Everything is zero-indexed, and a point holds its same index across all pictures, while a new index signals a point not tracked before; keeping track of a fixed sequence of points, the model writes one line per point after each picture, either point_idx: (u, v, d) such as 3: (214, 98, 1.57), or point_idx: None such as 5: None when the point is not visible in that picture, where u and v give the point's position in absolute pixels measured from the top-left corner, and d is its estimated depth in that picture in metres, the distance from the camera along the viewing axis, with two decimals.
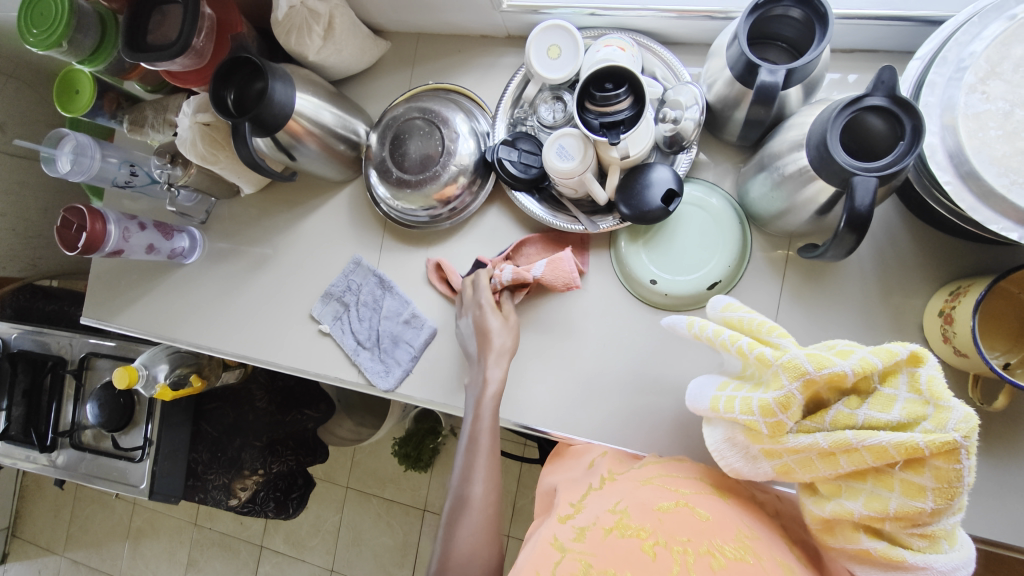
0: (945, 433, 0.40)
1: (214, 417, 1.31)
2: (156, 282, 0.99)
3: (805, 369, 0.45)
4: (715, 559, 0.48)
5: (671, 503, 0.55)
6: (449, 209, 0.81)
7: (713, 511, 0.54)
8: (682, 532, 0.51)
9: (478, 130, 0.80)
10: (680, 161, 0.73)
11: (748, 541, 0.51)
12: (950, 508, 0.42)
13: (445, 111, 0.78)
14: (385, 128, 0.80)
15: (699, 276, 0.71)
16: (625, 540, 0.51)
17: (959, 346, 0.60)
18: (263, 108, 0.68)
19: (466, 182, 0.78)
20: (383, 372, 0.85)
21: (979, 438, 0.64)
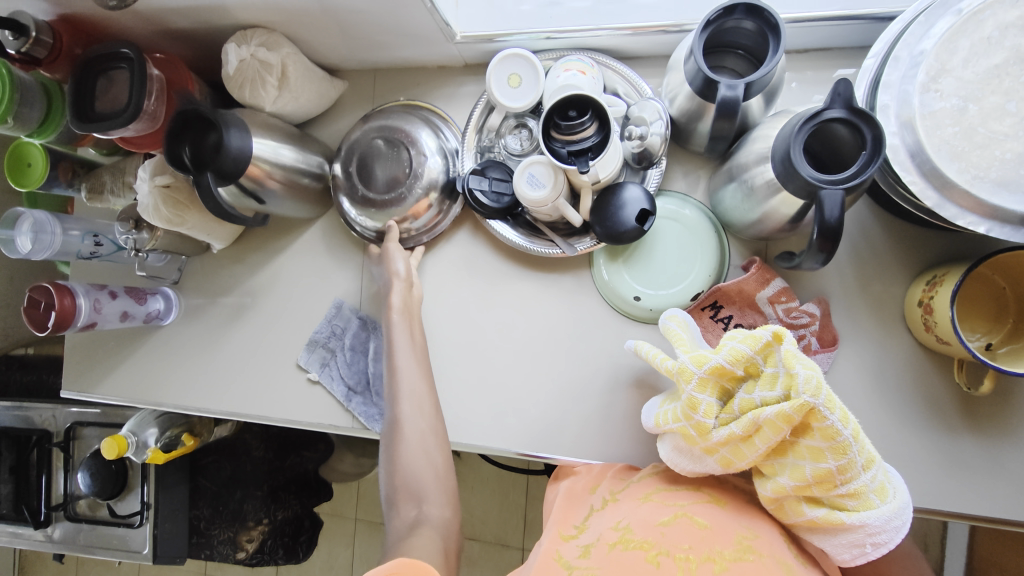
0: (799, 398, 0.45)
1: (212, 471, 1.28)
2: (135, 347, 0.96)
3: (692, 372, 0.54)
4: (716, 564, 0.49)
5: (670, 515, 0.56)
6: (424, 225, 0.80)
7: (712, 518, 0.55)
8: (683, 541, 0.52)
9: (446, 146, 0.79)
10: (650, 176, 0.73)
11: (748, 541, 0.52)
12: (855, 460, 0.46)
13: (412, 127, 0.77)
14: (352, 147, 0.78)
15: (681, 288, 0.72)
16: (629, 553, 0.52)
17: (941, 334, 0.61)
18: (221, 159, 0.65)
19: (438, 197, 0.78)
20: (378, 416, 0.84)
21: (972, 421, 0.65)
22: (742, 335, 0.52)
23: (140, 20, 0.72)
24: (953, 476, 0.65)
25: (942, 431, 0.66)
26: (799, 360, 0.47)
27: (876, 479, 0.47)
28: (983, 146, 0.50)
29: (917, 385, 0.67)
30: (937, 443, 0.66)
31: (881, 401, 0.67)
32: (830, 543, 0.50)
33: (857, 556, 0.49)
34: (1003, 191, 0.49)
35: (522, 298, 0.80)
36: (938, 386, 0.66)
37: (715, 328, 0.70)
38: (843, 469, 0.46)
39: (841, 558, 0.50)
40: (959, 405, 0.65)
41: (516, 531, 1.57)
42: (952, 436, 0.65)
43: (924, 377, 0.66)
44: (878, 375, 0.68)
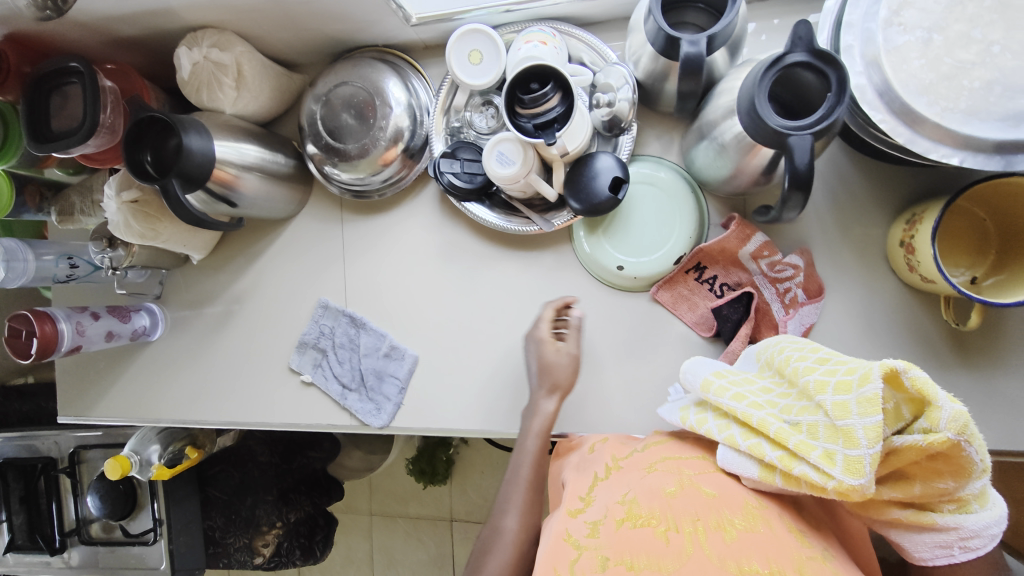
0: (938, 433, 0.41)
1: (220, 481, 1.28)
2: (126, 366, 0.96)
3: (858, 486, 0.43)
4: (726, 533, 0.49)
5: (676, 485, 0.55)
6: (392, 176, 0.79)
7: (718, 487, 0.54)
8: (691, 512, 0.52)
9: (417, 103, 0.77)
10: (623, 143, 0.72)
11: (757, 510, 0.51)
12: (974, 474, 0.43)
13: (379, 79, 0.75)
14: (320, 98, 0.77)
15: (662, 254, 0.71)
16: (638, 531, 0.52)
17: (925, 273, 0.61)
18: (183, 161, 0.64)
19: (406, 146, 0.77)
20: (375, 411, 0.83)
21: (962, 356, 0.65)
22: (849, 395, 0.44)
23: (86, 31, 0.70)
24: None
25: (934, 369, 0.66)
26: (940, 391, 0.41)
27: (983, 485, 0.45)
28: (951, 76, 0.49)
29: (907, 327, 0.66)
30: (930, 382, 0.66)
31: (873, 345, 0.67)
32: (913, 540, 0.49)
33: (938, 556, 0.48)
34: (975, 121, 0.48)
35: (505, 279, 0.80)
36: (926, 325, 0.66)
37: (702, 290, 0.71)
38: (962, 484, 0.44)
39: (918, 554, 0.49)
40: (949, 342, 0.65)
41: None
42: (943, 373, 0.66)
43: (912, 317, 0.66)
44: (866, 320, 0.68)
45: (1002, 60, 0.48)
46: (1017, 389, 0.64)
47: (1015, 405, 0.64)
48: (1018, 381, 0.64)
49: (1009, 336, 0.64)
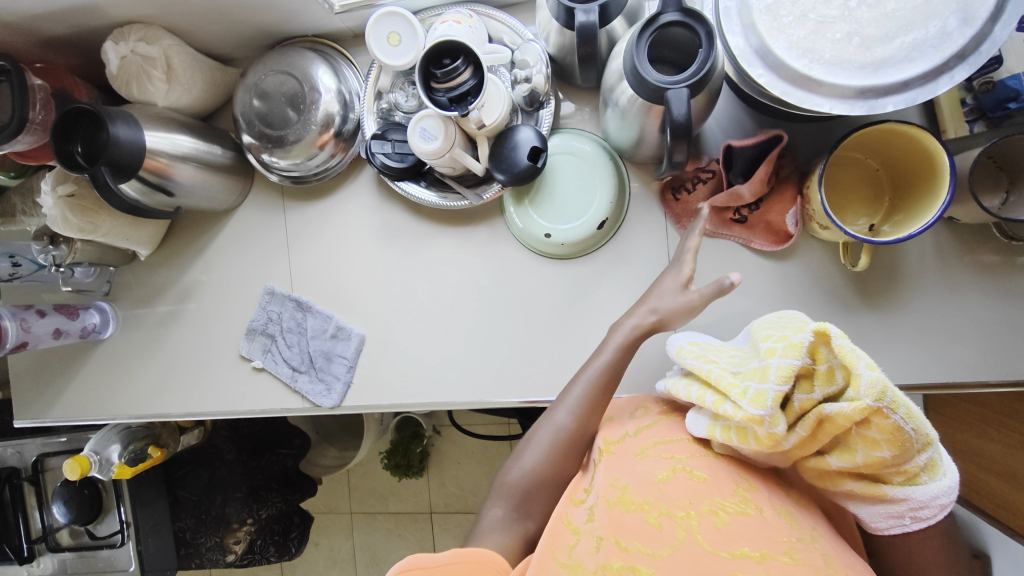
0: (858, 399, 0.41)
1: (189, 482, 1.28)
2: (80, 365, 0.96)
3: (759, 417, 0.46)
4: (717, 516, 0.51)
5: (667, 470, 0.56)
6: (325, 160, 0.81)
7: (709, 470, 0.55)
8: (682, 497, 0.53)
9: (348, 88, 0.80)
10: (544, 116, 0.75)
11: (747, 493, 0.53)
12: (912, 446, 0.43)
13: (308, 66, 0.78)
14: (250, 88, 0.79)
15: (585, 220, 0.74)
16: (629, 515, 0.55)
17: (820, 221, 0.65)
18: (111, 149, 0.67)
19: (338, 130, 0.79)
20: (325, 391, 0.85)
21: (866, 298, 0.69)
22: (781, 346, 0.46)
23: (13, 31, 0.71)
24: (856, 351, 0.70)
25: (842, 312, 0.70)
26: (860, 356, 0.41)
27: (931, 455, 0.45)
28: (816, 31, 0.53)
29: (815, 274, 0.70)
30: (839, 324, 0.70)
31: (787, 293, 0.71)
32: (867, 511, 0.50)
33: (892, 525, 0.49)
34: (838, 70, 0.52)
35: (443, 255, 0.82)
36: (832, 271, 0.70)
37: (689, 197, 0.72)
38: (899, 456, 0.44)
39: (877, 525, 0.51)
40: (853, 286, 0.70)
41: None
42: (850, 315, 0.70)
43: (819, 265, 0.70)
44: (778, 271, 0.72)
45: (859, 13, 0.52)
46: (917, 325, 0.68)
47: (917, 340, 0.68)
48: (918, 317, 0.68)
49: (906, 276, 0.68)
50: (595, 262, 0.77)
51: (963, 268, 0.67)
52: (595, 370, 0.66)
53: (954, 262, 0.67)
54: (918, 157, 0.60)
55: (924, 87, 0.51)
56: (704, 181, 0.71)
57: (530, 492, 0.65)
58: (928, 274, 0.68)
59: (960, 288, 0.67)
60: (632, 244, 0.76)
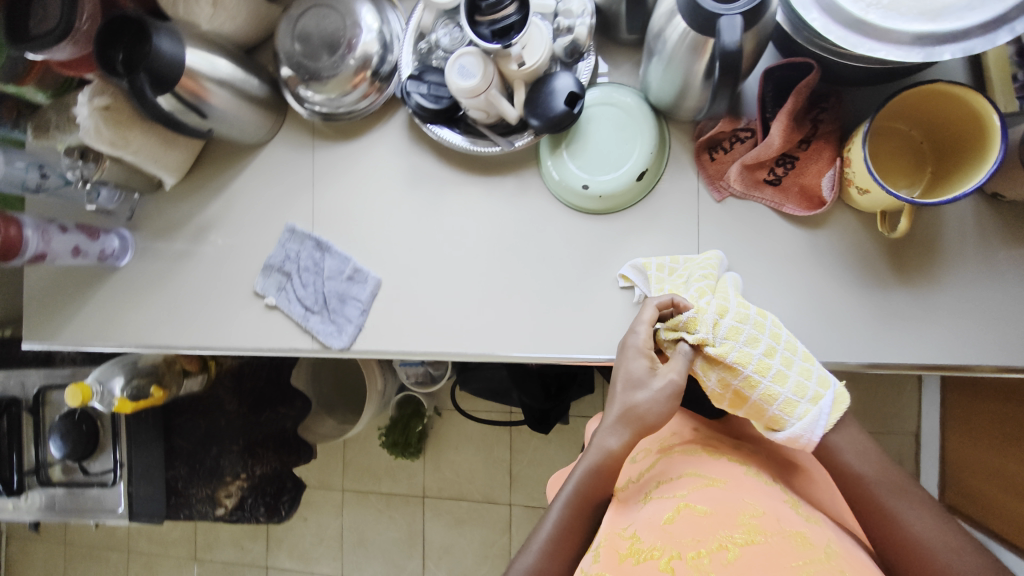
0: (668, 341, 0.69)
1: (186, 431, 1.27)
2: (91, 291, 0.96)
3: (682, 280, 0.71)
4: (729, 553, 0.54)
5: (673, 509, 0.60)
6: (357, 100, 0.81)
7: (713, 504, 0.59)
8: (690, 535, 0.56)
9: (390, 29, 0.80)
10: (581, 66, 0.74)
11: (754, 521, 0.56)
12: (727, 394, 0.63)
13: (353, 3, 0.78)
14: (292, 21, 0.79)
15: (625, 171, 0.73)
16: (641, 565, 0.56)
17: (859, 185, 0.63)
18: (151, 59, 0.68)
19: (374, 69, 0.79)
20: (336, 332, 0.85)
21: (899, 272, 0.67)
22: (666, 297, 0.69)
23: None
24: (882, 327, 0.68)
25: (872, 286, 0.68)
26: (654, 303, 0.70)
27: (774, 411, 0.60)
28: None
29: (848, 245, 0.68)
30: (868, 299, 0.68)
31: (815, 262, 0.70)
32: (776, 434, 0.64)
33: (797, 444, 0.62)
34: (894, 15, 0.51)
35: (468, 203, 0.81)
36: (867, 244, 0.68)
37: (725, 155, 0.71)
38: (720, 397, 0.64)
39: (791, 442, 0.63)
40: (887, 259, 0.68)
41: (503, 489, 1.74)
42: (881, 289, 0.68)
43: (853, 236, 0.68)
44: (810, 240, 0.70)
45: None
46: (950, 306, 0.66)
47: (948, 321, 0.66)
48: (952, 297, 0.66)
49: (942, 253, 0.66)
50: (622, 220, 0.76)
51: (1002, 249, 0.65)
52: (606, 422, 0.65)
53: (993, 242, 0.65)
54: (965, 121, 0.59)
55: (984, 37, 0.50)
56: (741, 140, 0.70)
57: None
58: (966, 252, 0.66)
59: (999, 271, 0.65)
60: (661, 205, 0.74)
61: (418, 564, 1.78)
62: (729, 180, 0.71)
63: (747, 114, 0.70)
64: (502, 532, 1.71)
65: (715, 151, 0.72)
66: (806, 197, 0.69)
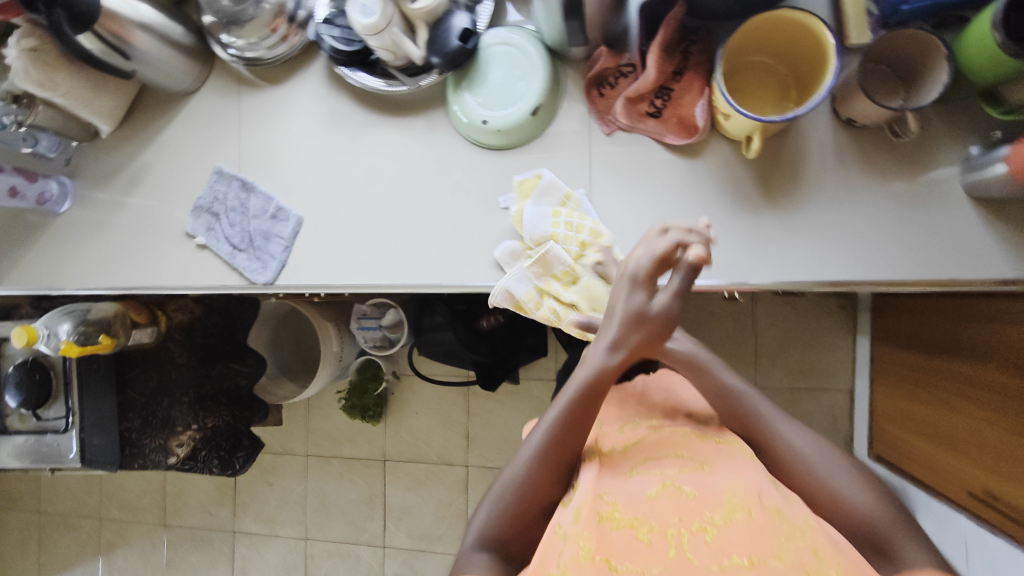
0: None
1: (138, 383, 1.32)
2: (33, 237, 1.00)
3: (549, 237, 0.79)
4: (707, 532, 0.60)
5: (658, 486, 0.65)
6: (276, 45, 0.85)
7: (697, 486, 0.64)
8: (672, 515, 0.62)
9: None
10: (481, 9, 0.80)
11: (735, 500, 0.61)
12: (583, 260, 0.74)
13: None
14: None
15: (521, 106, 0.78)
16: (620, 532, 0.62)
17: (723, 110, 0.68)
18: None
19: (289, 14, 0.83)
20: (261, 268, 0.89)
21: (768, 197, 0.73)
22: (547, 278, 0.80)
23: None
24: (754, 248, 0.73)
25: (745, 210, 0.73)
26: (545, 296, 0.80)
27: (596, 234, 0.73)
28: None
29: (723, 172, 0.74)
30: (741, 222, 0.74)
31: (695, 188, 0.75)
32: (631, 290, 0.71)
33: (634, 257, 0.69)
34: None
35: (382, 143, 0.86)
36: (740, 170, 0.73)
37: (612, 91, 0.77)
38: None
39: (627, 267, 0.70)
40: (758, 184, 0.73)
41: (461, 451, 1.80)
42: (752, 212, 0.73)
43: (728, 163, 0.74)
44: (690, 168, 0.75)
45: None
46: (813, 226, 0.72)
47: (812, 240, 0.72)
48: (814, 217, 0.72)
49: (805, 177, 0.72)
50: (522, 155, 0.81)
51: (858, 172, 0.70)
52: (562, 410, 0.68)
53: (851, 166, 0.71)
54: (810, 46, 0.64)
55: None
56: (624, 75, 0.76)
57: (508, 543, 0.66)
58: (826, 174, 0.71)
59: (855, 192, 0.71)
60: (556, 139, 0.79)
61: (378, 526, 1.82)
62: (616, 114, 0.76)
63: (630, 52, 0.75)
64: (459, 492, 1.77)
65: (602, 88, 0.77)
66: (683, 127, 0.74)
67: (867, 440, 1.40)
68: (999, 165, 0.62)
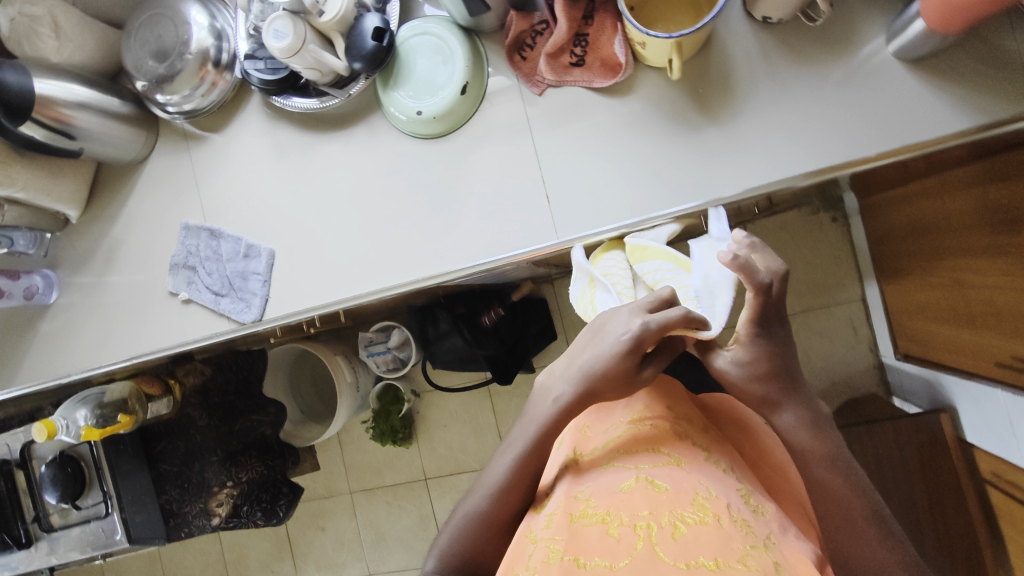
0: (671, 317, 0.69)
1: (168, 454, 1.35)
2: (31, 334, 1.03)
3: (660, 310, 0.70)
4: (676, 527, 0.50)
5: (630, 480, 0.56)
6: (209, 93, 0.88)
7: (670, 480, 0.54)
8: (643, 507, 0.53)
9: (220, 22, 0.88)
10: (390, 8, 0.82)
11: (706, 501, 0.52)
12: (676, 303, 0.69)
13: (183, 7, 0.87)
14: (134, 35, 0.89)
15: (450, 87, 0.79)
16: (589, 528, 0.53)
17: (638, 39, 0.69)
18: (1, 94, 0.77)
19: (215, 60, 0.87)
20: (246, 307, 0.91)
21: (708, 113, 0.73)
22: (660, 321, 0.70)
23: None
24: (709, 166, 0.73)
25: (690, 132, 0.73)
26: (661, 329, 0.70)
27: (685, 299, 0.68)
28: None
29: (659, 100, 0.74)
30: (689, 144, 0.74)
31: (635, 123, 0.75)
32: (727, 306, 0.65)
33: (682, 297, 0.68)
34: None
35: (332, 159, 0.88)
36: (674, 94, 0.74)
37: (533, 52, 0.77)
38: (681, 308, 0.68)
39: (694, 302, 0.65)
40: (695, 103, 0.73)
41: None
42: (697, 131, 0.73)
43: (661, 91, 0.74)
44: (626, 105, 0.75)
45: None
46: (759, 130, 0.72)
47: (762, 143, 0.72)
48: (758, 122, 0.72)
49: (738, 85, 0.72)
50: (464, 137, 0.82)
51: (789, 66, 0.70)
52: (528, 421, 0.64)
53: (780, 61, 0.71)
54: None
55: None
56: (540, 33, 0.77)
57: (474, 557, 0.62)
58: (756, 76, 0.71)
59: (791, 86, 0.71)
60: (493, 113, 0.81)
61: None
62: (541, 73, 0.77)
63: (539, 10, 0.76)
64: None
65: (523, 51, 0.78)
66: (609, 67, 0.74)
67: (892, 344, 1.38)
68: (916, 20, 0.62)
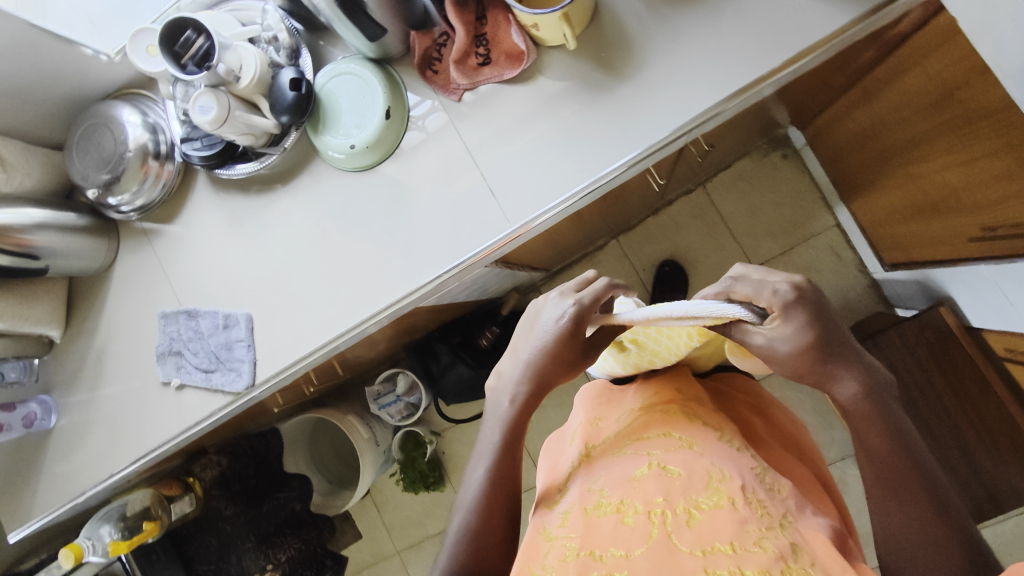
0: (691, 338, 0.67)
1: (202, 553, 1.33)
2: (40, 461, 1.04)
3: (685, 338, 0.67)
4: (690, 514, 0.51)
5: (641, 469, 0.56)
6: (156, 184, 0.92)
7: (682, 464, 0.55)
8: (656, 494, 0.53)
9: (152, 117, 0.93)
10: (303, 60, 0.87)
11: (720, 483, 0.52)
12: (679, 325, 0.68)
13: (116, 112, 0.92)
14: (76, 149, 0.93)
15: (373, 115, 0.83)
16: (605, 519, 0.53)
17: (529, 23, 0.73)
18: None
19: (154, 153, 0.91)
20: (236, 376, 0.93)
21: (615, 73, 0.77)
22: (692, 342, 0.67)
23: None
24: (630, 122, 0.77)
25: (603, 95, 0.77)
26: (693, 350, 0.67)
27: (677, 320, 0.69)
28: None
29: (567, 75, 0.78)
30: (606, 107, 0.77)
31: (552, 101, 0.79)
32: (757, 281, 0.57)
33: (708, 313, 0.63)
34: None
35: (284, 215, 0.91)
36: (579, 66, 0.78)
37: (442, 64, 0.82)
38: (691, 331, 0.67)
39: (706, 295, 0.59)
40: (600, 68, 0.77)
41: None
42: (610, 93, 0.77)
43: (566, 66, 0.78)
44: (539, 88, 0.79)
45: None
46: (667, 75, 0.75)
47: (673, 87, 0.75)
48: (662, 68, 0.75)
49: (634, 41, 0.76)
50: (399, 159, 0.85)
51: (675, 11, 0.74)
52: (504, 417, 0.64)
53: (665, 10, 0.75)
54: None
55: None
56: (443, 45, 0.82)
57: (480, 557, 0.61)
58: (649, 29, 0.75)
59: (683, 28, 0.74)
60: (420, 129, 0.84)
61: None
62: (454, 81, 0.81)
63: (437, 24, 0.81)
64: None
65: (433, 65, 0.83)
66: (513, 56, 0.78)
67: (877, 257, 1.38)
68: None
